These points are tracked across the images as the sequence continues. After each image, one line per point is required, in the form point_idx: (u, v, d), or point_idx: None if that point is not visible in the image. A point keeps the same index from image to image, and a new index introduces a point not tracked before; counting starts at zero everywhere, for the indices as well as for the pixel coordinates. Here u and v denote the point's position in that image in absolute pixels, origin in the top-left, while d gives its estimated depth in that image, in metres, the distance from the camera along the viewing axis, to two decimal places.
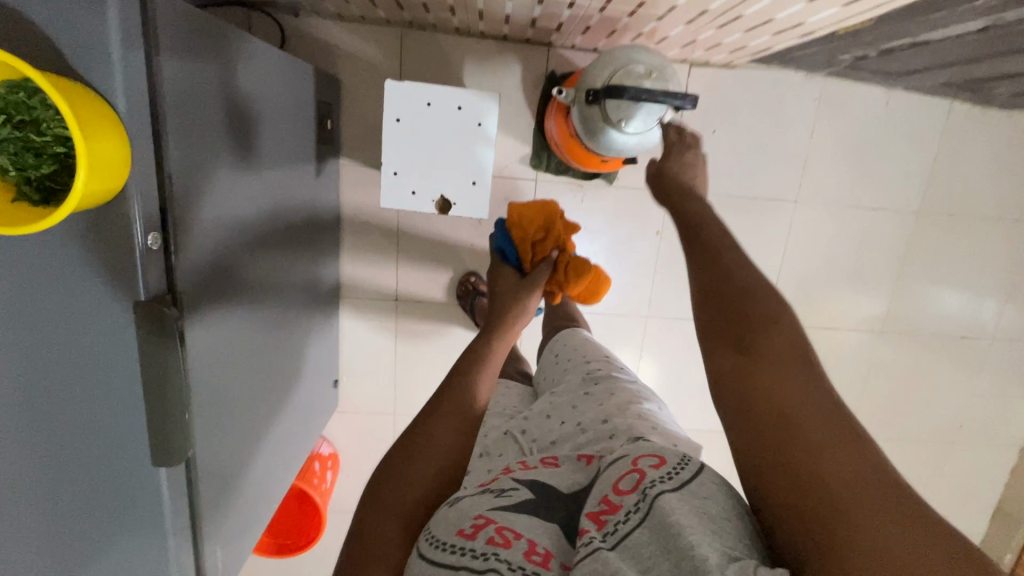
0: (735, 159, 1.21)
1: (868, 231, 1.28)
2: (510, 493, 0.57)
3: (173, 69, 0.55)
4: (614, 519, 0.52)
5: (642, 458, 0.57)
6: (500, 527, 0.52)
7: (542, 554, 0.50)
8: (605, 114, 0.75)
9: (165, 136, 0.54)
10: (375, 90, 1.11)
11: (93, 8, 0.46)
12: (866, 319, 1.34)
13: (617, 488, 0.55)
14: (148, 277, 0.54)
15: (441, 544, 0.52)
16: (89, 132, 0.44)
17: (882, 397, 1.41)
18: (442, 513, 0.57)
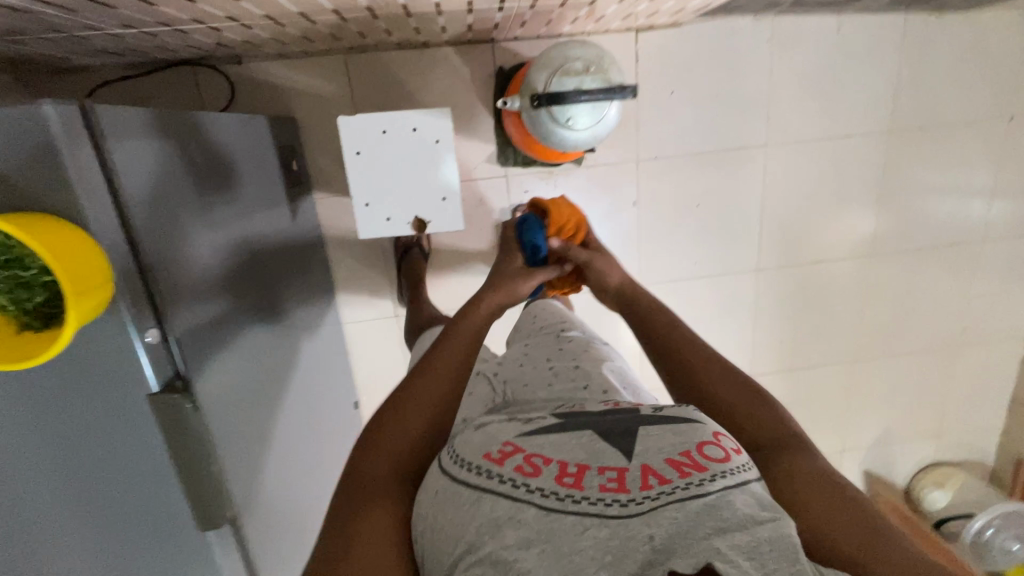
0: (697, 115, 1.21)
1: (841, 160, 1.28)
2: (536, 421, 0.64)
3: (130, 170, 0.56)
4: (696, 475, 0.55)
5: (721, 435, 0.60)
6: (529, 456, 0.58)
7: (575, 474, 0.56)
8: (552, 117, 0.76)
9: (138, 238, 0.56)
10: (332, 120, 1.12)
11: (30, 141, 0.47)
12: (855, 244, 1.36)
13: (701, 451, 0.57)
14: (153, 369, 0.58)
15: (469, 466, 0.58)
16: (66, 260, 0.46)
17: (881, 317, 1.43)
18: (467, 436, 0.63)
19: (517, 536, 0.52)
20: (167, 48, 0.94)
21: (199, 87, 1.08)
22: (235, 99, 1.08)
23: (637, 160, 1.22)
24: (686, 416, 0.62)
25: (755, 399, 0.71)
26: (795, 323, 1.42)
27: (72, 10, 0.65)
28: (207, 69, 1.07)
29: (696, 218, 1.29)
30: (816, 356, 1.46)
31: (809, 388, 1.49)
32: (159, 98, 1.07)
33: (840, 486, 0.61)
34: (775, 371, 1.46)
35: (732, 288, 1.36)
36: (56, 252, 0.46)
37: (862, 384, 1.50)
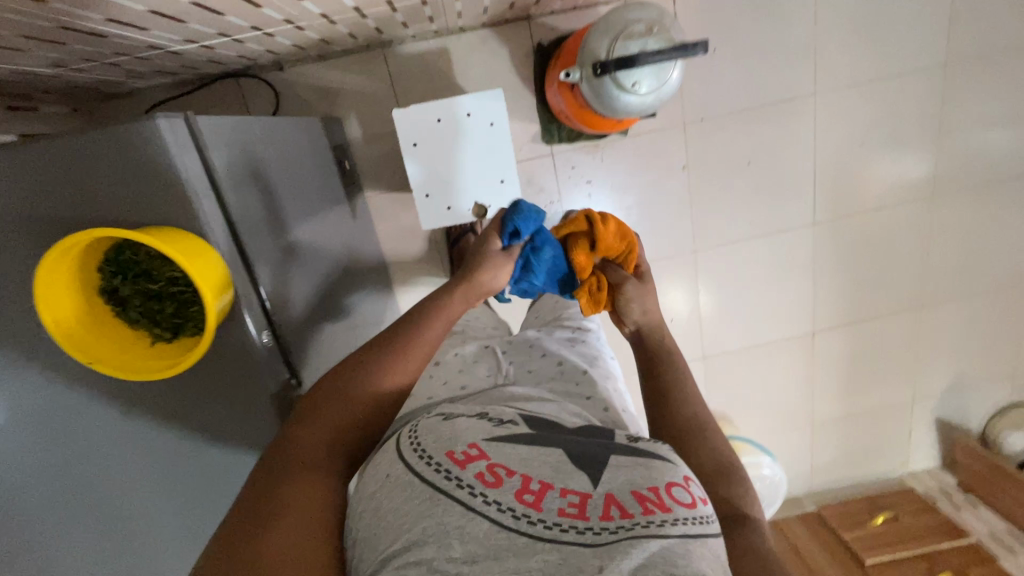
0: (741, 70, 1.18)
1: (895, 100, 1.24)
2: (510, 426, 0.52)
3: (230, 182, 0.59)
4: (659, 518, 0.42)
5: (691, 479, 0.48)
6: (491, 464, 0.45)
7: (536, 492, 0.43)
8: (618, 83, 0.75)
9: (246, 245, 0.59)
10: (376, 116, 1.13)
11: (153, 160, 0.51)
12: (914, 187, 1.31)
13: (670, 488, 0.45)
14: (272, 369, 0.62)
15: (428, 458, 0.46)
16: (198, 265, 0.48)
17: (947, 260, 1.39)
18: (432, 424, 0.51)
19: (464, 550, 0.40)
20: (219, 62, 0.96)
21: (245, 98, 1.10)
22: (281, 106, 1.10)
23: (683, 123, 1.20)
24: (660, 451, 0.51)
25: (724, 476, 0.60)
26: (856, 274, 1.38)
27: (144, 30, 0.66)
28: (250, 79, 1.09)
29: (747, 177, 1.26)
30: (880, 306, 1.42)
31: (874, 339, 1.46)
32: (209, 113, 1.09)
33: None
34: (837, 325, 1.43)
35: (789, 245, 1.33)
36: (188, 265, 0.47)
37: (929, 331, 1.46)
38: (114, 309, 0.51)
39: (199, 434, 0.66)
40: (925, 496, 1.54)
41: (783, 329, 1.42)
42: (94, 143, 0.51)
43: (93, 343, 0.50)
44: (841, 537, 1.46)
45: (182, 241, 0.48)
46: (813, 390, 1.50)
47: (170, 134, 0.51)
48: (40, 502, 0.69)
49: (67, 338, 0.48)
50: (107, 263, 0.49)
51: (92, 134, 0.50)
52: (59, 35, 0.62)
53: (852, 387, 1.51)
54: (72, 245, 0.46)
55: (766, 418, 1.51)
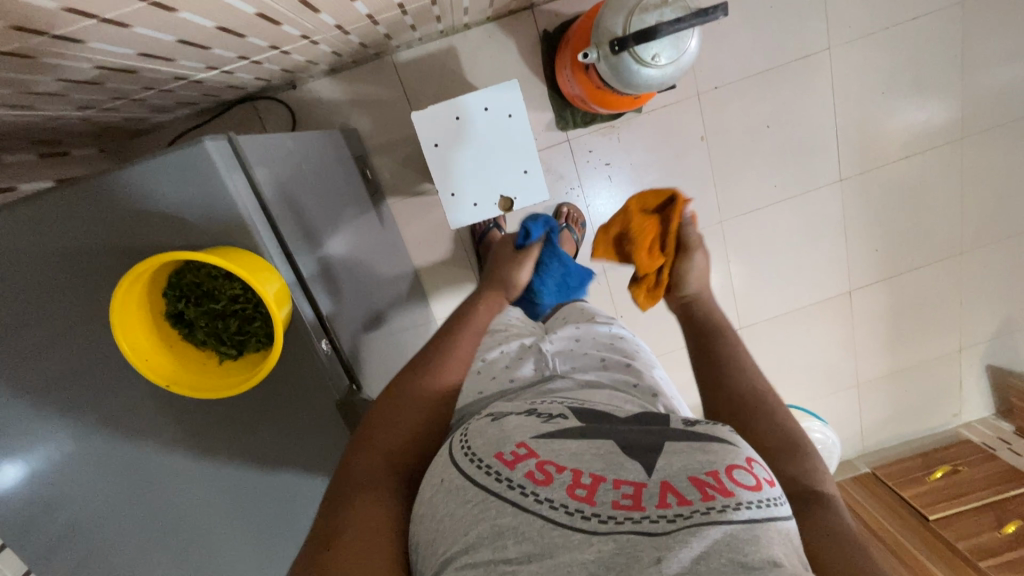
0: (751, 34, 1.17)
1: (914, 44, 1.20)
2: (560, 420, 0.50)
3: (274, 200, 0.61)
4: (720, 502, 0.39)
5: (755, 461, 0.44)
6: (542, 462, 0.44)
7: (588, 486, 0.41)
8: (636, 58, 0.74)
9: (296, 259, 0.62)
10: (391, 123, 1.14)
11: (209, 186, 0.54)
12: (941, 132, 1.28)
13: (731, 471, 0.42)
14: (335, 375, 0.65)
15: (479, 462, 0.45)
16: (261, 278, 0.50)
17: (983, 202, 1.35)
18: (480, 426, 0.50)
19: (519, 550, 0.38)
20: (238, 87, 0.98)
21: (262, 119, 1.12)
22: (299, 124, 1.12)
23: (698, 94, 1.19)
24: (721, 434, 0.47)
25: (789, 450, 0.54)
26: (889, 227, 1.35)
27: (171, 61, 0.68)
28: (266, 101, 1.10)
29: (768, 141, 1.24)
30: (917, 257, 1.39)
31: (914, 291, 1.43)
32: None
33: None
34: (874, 280, 1.40)
35: (817, 204, 1.31)
36: (250, 280, 0.48)
37: (971, 277, 1.42)
38: (182, 330, 0.53)
39: (269, 449, 0.69)
40: (984, 446, 1.50)
41: (819, 290, 1.40)
42: (152, 173, 0.53)
43: (166, 362, 0.52)
44: (900, 495, 1.44)
45: (243, 259, 0.50)
46: (855, 349, 1.47)
47: (217, 155, 0.53)
48: (121, 531, 0.71)
49: (142, 360, 0.50)
50: (170, 289, 0.50)
51: (146, 165, 0.53)
52: (95, 76, 0.65)
53: (895, 343, 1.48)
54: (141, 270, 0.47)
55: (810, 382, 1.49)
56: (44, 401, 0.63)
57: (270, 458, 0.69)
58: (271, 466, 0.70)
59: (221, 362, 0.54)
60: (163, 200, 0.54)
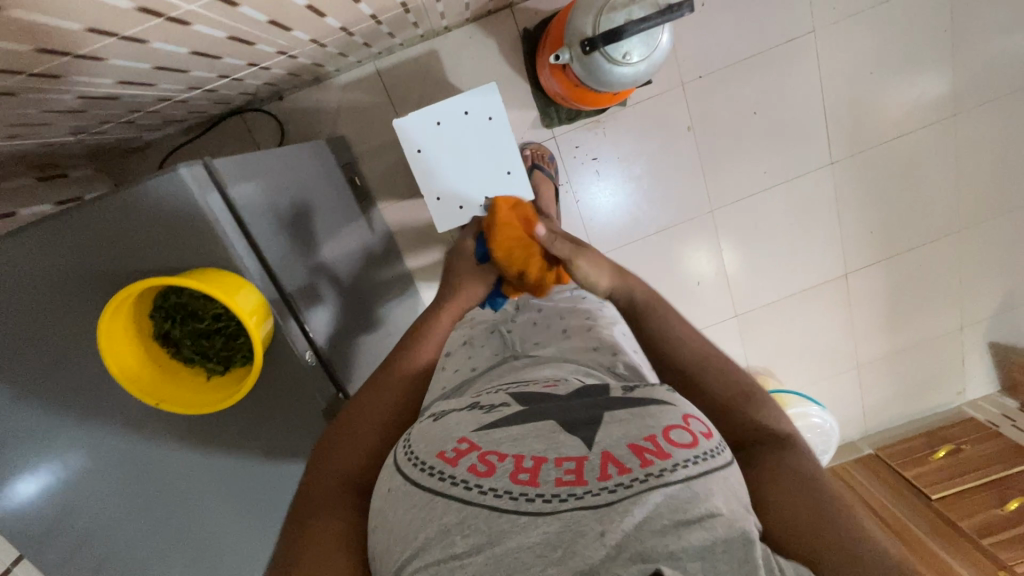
0: (735, 21, 1.16)
1: (902, 22, 1.19)
2: (501, 408, 0.51)
3: (254, 218, 0.63)
4: (660, 466, 0.42)
5: (692, 417, 0.47)
6: (483, 453, 0.45)
7: (530, 470, 0.43)
8: (607, 57, 0.75)
9: (277, 277, 0.64)
10: (377, 128, 1.15)
11: (187, 210, 0.56)
12: (933, 109, 1.26)
13: (667, 434, 0.45)
14: (320, 387, 0.70)
15: (421, 464, 0.46)
16: (238, 292, 0.52)
17: (978, 178, 1.33)
18: (422, 429, 0.52)
19: (467, 542, 0.41)
20: (225, 102, 1.00)
21: (252, 132, 1.14)
22: (287, 134, 1.14)
23: (682, 84, 1.19)
24: (660, 395, 0.50)
25: (745, 400, 0.57)
26: (884, 208, 1.35)
27: (152, 85, 0.70)
28: (255, 113, 1.12)
29: (756, 128, 1.24)
30: (913, 237, 1.38)
31: (912, 271, 1.42)
32: (221, 152, 1.14)
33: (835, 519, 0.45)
34: (871, 262, 1.40)
35: (809, 189, 1.31)
36: (224, 297, 0.51)
37: (971, 254, 1.41)
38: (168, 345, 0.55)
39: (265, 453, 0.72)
40: (988, 424, 1.49)
41: (815, 274, 1.39)
42: (132, 200, 0.56)
43: (152, 377, 0.54)
44: (903, 475, 1.44)
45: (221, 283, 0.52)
46: (854, 332, 1.47)
47: (194, 179, 0.56)
48: (130, 540, 0.74)
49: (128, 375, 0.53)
50: (158, 311, 0.53)
51: (127, 194, 0.56)
52: (79, 103, 0.66)
53: (895, 323, 1.48)
54: (125, 297, 0.51)
55: (810, 366, 1.49)
56: (50, 419, 0.66)
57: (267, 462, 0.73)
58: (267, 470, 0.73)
59: (207, 378, 0.56)
60: (146, 226, 0.57)
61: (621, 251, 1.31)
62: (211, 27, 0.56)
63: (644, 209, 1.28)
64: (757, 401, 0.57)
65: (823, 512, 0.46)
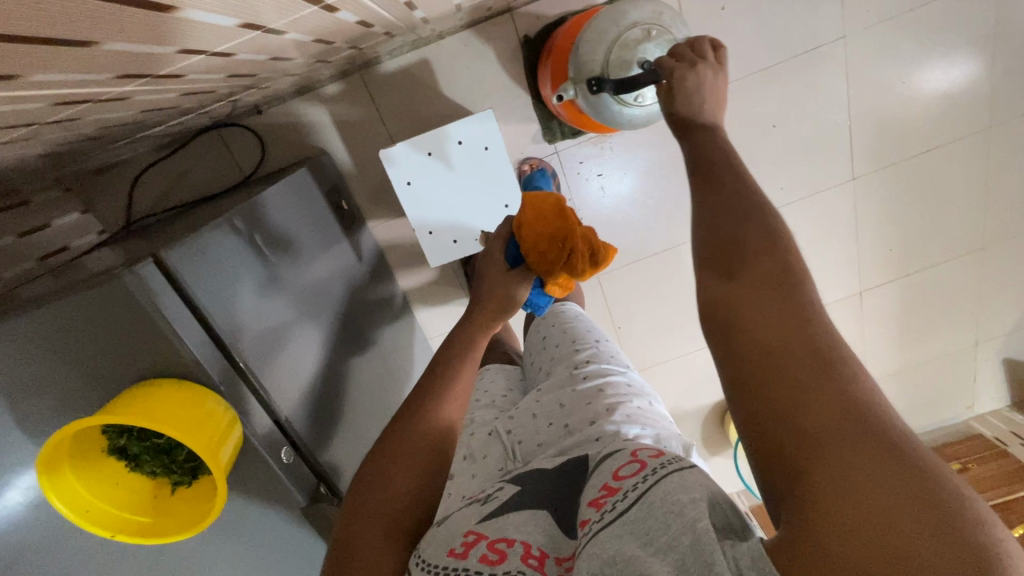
0: (757, 24, 1.05)
1: (941, 26, 1.08)
2: (497, 495, 0.50)
3: (216, 299, 0.57)
4: (612, 500, 0.41)
5: (638, 449, 0.47)
6: (491, 541, 0.44)
7: (538, 557, 0.42)
8: (618, 98, 0.66)
9: (248, 368, 0.59)
10: (365, 145, 1.06)
11: (133, 309, 0.50)
12: (968, 120, 1.16)
13: (616, 475, 0.44)
14: (298, 485, 0.63)
15: (431, 567, 0.44)
16: (175, 419, 0.49)
17: (1009, 193, 1.25)
18: (428, 534, 0.49)
19: None
20: (197, 122, 0.91)
21: (229, 147, 1.05)
22: (268, 151, 1.05)
23: None
24: (619, 445, 0.51)
25: (739, 213, 0.47)
26: (906, 225, 1.27)
27: (103, 133, 0.62)
28: (231, 127, 1.04)
29: (773, 142, 1.15)
30: (934, 253, 1.31)
31: (931, 290, 1.35)
32: (198, 171, 1.06)
33: (820, 353, 0.37)
34: (887, 280, 1.33)
35: (827, 205, 1.23)
36: (160, 427, 0.47)
37: (993, 272, 1.34)
38: (127, 465, 0.53)
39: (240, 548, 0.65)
40: (995, 442, 1.47)
41: (828, 293, 1.33)
42: (59, 315, 0.49)
43: (111, 508, 0.52)
44: None
45: (168, 403, 0.50)
46: (863, 349, 1.42)
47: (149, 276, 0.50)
48: None
49: (86, 515, 0.51)
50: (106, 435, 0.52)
51: (60, 305, 0.49)
52: (13, 157, 0.58)
53: (907, 341, 1.43)
54: (63, 438, 0.49)
55: None
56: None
57: (243, 557, 0.66)
58: (244, 563, 0.66)
59: (173, 492, 0.55)
60: (84, 339, 0.50)
61: (627, 271, 1.24)
62: (161, 91, 0.49)
63: (655, 228, 1.19)
64: (743, 253, 0.45)
65: (806, 388, 0.35)
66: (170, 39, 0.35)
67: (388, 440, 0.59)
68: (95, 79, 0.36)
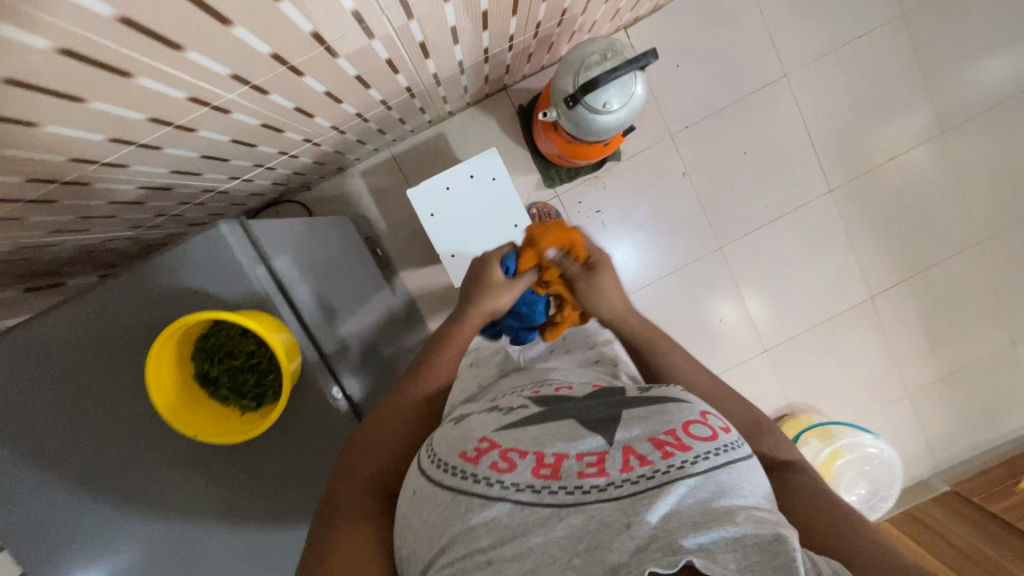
0: (710, 76, 1.26)
1: (867, 60, 1.29)
2: (520, 411, 0.57)
3: (276, 250, 0.71)
4: (680, 457, 0.46)
5: (709, 414, 0.52)
6: (505, 452, 0.50)
7: (551, 465, 0.48)
8: (589, 107, 0.83)
9: (299, 307, 0.71)
10: (397, 207, 1.27)
11: (220, 248, 0.65)
12: (920, 130, 1.32)
13: (686, 431, 0.49)
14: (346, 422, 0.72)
15: (444, 465, 0.51)
16: (273, 334, 0.60)
17: (985, 189, 1.34)
18: (444, 432, 0.56)
19: (491, 538, 0.45)
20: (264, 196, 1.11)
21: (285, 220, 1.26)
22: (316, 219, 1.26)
23: (671, 135, 1.28)
24: (673, 394, 0.56)
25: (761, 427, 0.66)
26: (894, 228, 1.36)
27: (199, 176, 0.79)
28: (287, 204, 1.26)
29: (748, 167, 1.31)
30: (932, 253, 1.37)
31: (944, 287, 1.38)
32: None
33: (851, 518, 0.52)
34: (895, 282, 1.38)
35: (813, 217, 1.34)
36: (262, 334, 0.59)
37: (1001, 264, 1.38)
38: (209, 384, 0.63)
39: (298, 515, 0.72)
40: None
41: (841, 300, 1.38)
42: (179, 264, 0.64)
43: (192, 418, 0.61)
44: (990, 512, 1.22)
45: (264, 322, 0.61)
46: (891, 362, 1.41)
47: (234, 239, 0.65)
48: None
49: (173, 415, 0.59)
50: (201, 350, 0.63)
51: (176, 253, 0.65)
52: (134, 199, 0.75)
53: (937, 345, 1.41)
54: (173, 335, 0.59)
55: (860, 395, 1.42)
56: (87, 487, 0.68)
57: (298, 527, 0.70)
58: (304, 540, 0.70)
59: (241, 417, 0.64)
60: (190, 279, 0.66)
61: (639, 295, 1.34)
62: (251, 114, 0.66)
63: (654, 252, 1.33)
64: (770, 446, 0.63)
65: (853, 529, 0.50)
66: (267, 44, 0.51)
67: (415, 383, 0.68)
68: (214, 75, 0.52)
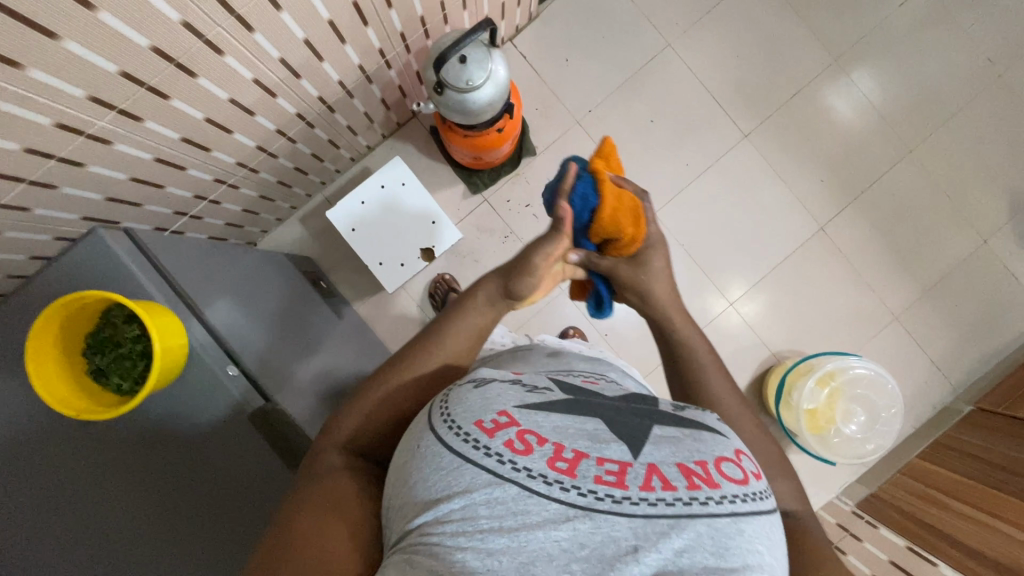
0: (599, 62, 1.35)
1: (742, 14, 1.36)
2: (544, 391, 0.49)
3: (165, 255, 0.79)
4: (709, 494, 0.40)
5: (744, 453, 0.46)
6: (522, 431, 0.43)
7: (569, 460, 0.41)
8: (455, 86, 0.90)
9: (194, 301, 0.78)
10: (338, 243, 1.34)
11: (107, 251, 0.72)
12: (813, 62, 1.37)
13: (721, 466, 0.43)
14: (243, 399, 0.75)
15: (460, 432, 0.43)
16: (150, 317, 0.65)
17: (898, 101, 1.36)
18: (461, 393, 0.48)
19: (486, 522, 0.39)
20: None
21: None
22: None
23: (578, 122, 1.36)
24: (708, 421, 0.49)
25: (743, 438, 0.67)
26: (821, 156, 1.37)
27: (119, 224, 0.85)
28: None
29: (659, 133, 1.36)
30: (867, 171, 1.37)
31: (893, 202, 1.36)
32: None
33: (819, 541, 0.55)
34: (841, 207, 1.37)
35: (737, 164, 1.37)
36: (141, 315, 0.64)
37: (942, 166, 1.36)
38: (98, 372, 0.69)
39: None
40: None
41: (791, 237, 1.37)
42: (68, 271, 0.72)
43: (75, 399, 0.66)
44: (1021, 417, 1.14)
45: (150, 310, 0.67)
46: (865, 288, 1.36)
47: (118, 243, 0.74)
48: None
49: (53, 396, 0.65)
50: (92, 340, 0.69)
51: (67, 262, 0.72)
52: None
53: (907, 260, 1.37)
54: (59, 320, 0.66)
55: (844, 328, 1.36)
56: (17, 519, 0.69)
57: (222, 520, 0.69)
58: None
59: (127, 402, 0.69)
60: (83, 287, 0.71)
61: None
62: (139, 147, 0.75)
63: None
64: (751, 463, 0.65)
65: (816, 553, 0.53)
66: (110, 61, 0.60)
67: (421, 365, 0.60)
68: (72, 97, 0.60)
